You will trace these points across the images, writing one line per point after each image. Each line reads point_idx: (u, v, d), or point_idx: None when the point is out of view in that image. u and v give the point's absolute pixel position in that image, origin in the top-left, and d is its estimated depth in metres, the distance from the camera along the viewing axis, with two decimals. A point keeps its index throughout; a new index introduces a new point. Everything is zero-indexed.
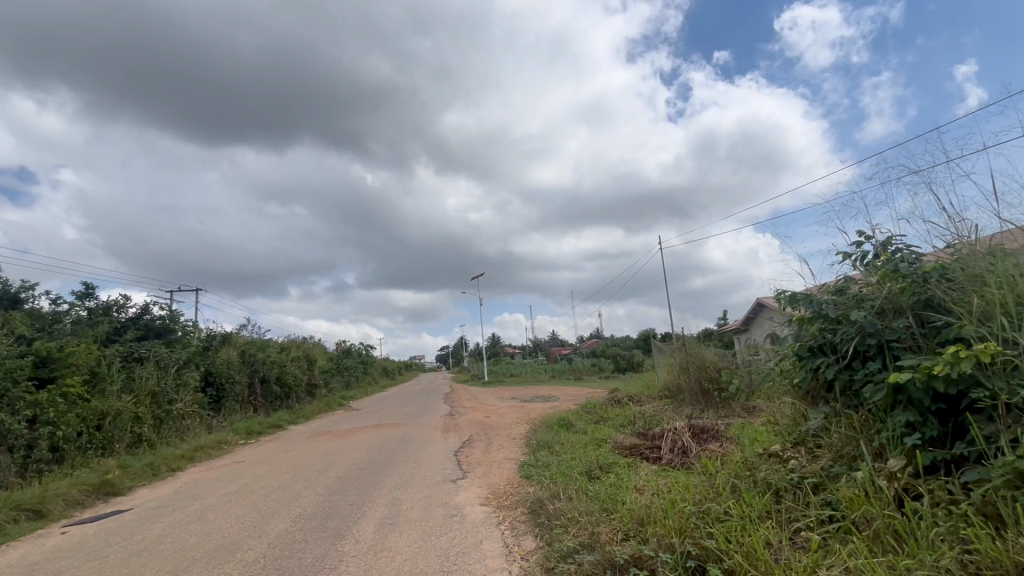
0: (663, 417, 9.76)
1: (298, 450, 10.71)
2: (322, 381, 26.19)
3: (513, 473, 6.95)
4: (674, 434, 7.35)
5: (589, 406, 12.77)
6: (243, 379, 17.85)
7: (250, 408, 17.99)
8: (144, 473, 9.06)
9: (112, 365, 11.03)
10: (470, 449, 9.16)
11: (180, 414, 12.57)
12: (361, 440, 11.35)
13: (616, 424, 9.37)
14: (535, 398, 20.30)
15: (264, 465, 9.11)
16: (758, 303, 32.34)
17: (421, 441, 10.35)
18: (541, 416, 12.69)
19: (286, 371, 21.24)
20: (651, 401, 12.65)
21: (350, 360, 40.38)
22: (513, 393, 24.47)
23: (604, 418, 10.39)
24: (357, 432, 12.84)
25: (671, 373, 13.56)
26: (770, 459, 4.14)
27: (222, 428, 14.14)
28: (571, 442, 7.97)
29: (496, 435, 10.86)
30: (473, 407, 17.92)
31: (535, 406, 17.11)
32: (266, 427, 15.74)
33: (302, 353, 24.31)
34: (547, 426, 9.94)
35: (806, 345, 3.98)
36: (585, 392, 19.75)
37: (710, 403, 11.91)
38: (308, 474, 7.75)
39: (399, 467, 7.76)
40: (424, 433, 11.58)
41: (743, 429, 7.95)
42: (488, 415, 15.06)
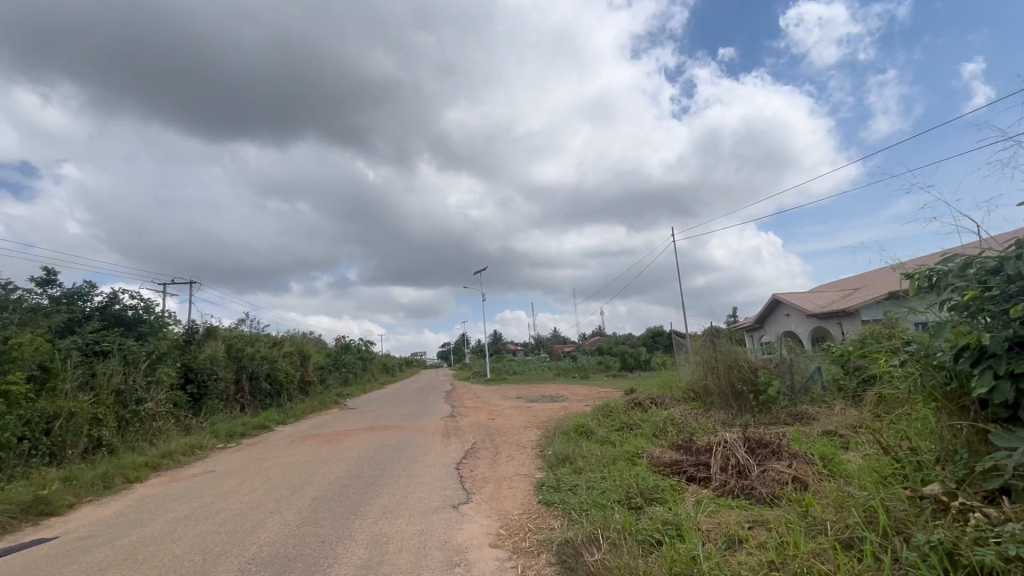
0: (697, 426, 8.42)
1: (279, 457, 9.41)
2: (317, 378, 24.84)
3: (528, 497, 5.64)
4: (726, 448, 6.02)
5: (607, 409, 11.45)
6: (229, 376, 16.57)
7: (236, 406, 16.71)
8: (95, 486, 7.79)
9: (68, 360, 9.77)
10: (475, 460, 7.84)
11: (150, 414, 11.29)
12: (351, 445, 10.04)
13: (645, 433, 8.03)
14: (542, 398, 18.89)
15: (236, 478, 7.82)
16: (775, 299, 30.84)
17: (419, 449, 9.03)
18: (553, 420, 11.32)
19: (276, 367, 19.93)
20: (675, 404, 11.31)
21: (348, 356, 39.03)
22: (518, 391, 23.08)
23: (628, 424, 9.05)
24: (349, 435, 11.54)
25: (697, 373, 12.18)
26: (927, 504, 2.83)
27: (200, 430, 12.86)
28: (597, 456, 6.65)
29: (503, 442, 9.53)
30: (477, 408, 16.56)
31: (544, 407, 15.73)
32: (251, 427, 14.44)
33: (295, 348, 23.00)
34: (562, 433, 8.64)
35: (993, 339, 2.67)
36: (597, 393, 18.40)
37: (745, 406, 10.53)
38: (280, 492, 6.44)
39: (390, 485, 6.43)
40: (423, 438, 10.25)
41: (803, 441, 6.63)
42: (493, 418, 13.73)
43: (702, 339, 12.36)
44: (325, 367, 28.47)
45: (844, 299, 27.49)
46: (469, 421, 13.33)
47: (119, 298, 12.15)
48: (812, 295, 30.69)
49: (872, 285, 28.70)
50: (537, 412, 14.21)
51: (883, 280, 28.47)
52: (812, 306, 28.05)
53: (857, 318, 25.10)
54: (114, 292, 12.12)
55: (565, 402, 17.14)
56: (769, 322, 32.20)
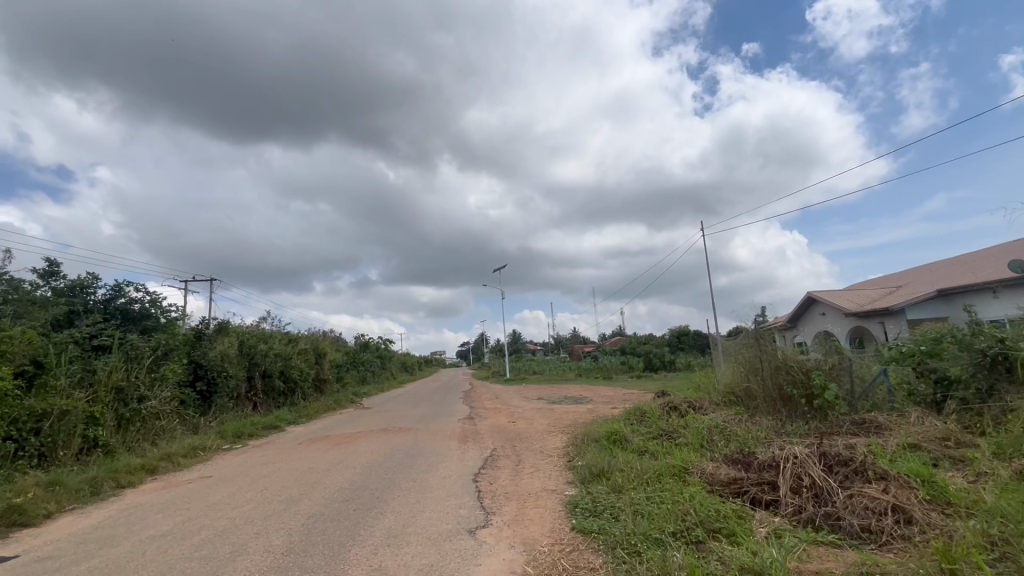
0: (749, 436, 7.39)
1: (283, 461, 8.67)
2: (332, 376, 24.32)
3: (559, 521, 4.73)
4: (796, 464, 5.00)
5: (640, 414, 10.46)
6: (240, 373, 16.06)
7: (248, 405, 16.20)
8: (81, 492, 7.13)
9: (63, 356, 9.20)
10: (495, 471, 6.94)
11: (153, 413, 10.70)
12: (361, 449, 9.25)
13: (689, 444, 7.02)
14: (565, 400, 17.92)
15: (231, 486, 7.08)
16: (809, 298, 29.24)
17: (433, 456, 8.18)
18: (580, 426, 10.38)
19: (290, 365, 19.40)
20: (715, 408, 10.26)
21: (366, 354, 38.65)
22: (539, 392, 22.15)
23: (666, 431, 8.06)
24: (359, 438, 10.77)
25: (740, 376, 11.08)
26: None
27: (207, 430, 12.29)
28: (639, 471, 5.70)
29: (526, 450, 8.64)
30: (496, 410, 15.68)
31: (567, 409, 14.77)
32: (261, 427, 13.84)
33: (311, 346, 22.50)
34: (593, 441, 7.70)
35: None
36: (623, 395, 17.37)
37: (796, 412, 9.42)
38: (273, 507, 5.65)
39: (396, 501, 5.58)
40: (438, 443, 9.40)
41: (884, 456, 5.57)
42: (514, 421, 12.83)
43: (745, 338, 11.23)
44: (342, 365, 27.98)
45: (886, 298, 25.82)
46: (487, 423, 12.48)
47: (123, 290, 11.63)
48: (850, 294, 29.03)
49: (915, 283, 26.95)
50: (560, 415, 13.28)
51: (928, 277, 26.69)
52: (850, 305, 26.42)
53: (902, 317, 23.48)
54: (118, 285, 11.60)
55: (590, 404, 16.15)
56: (803, 322, 30.58)
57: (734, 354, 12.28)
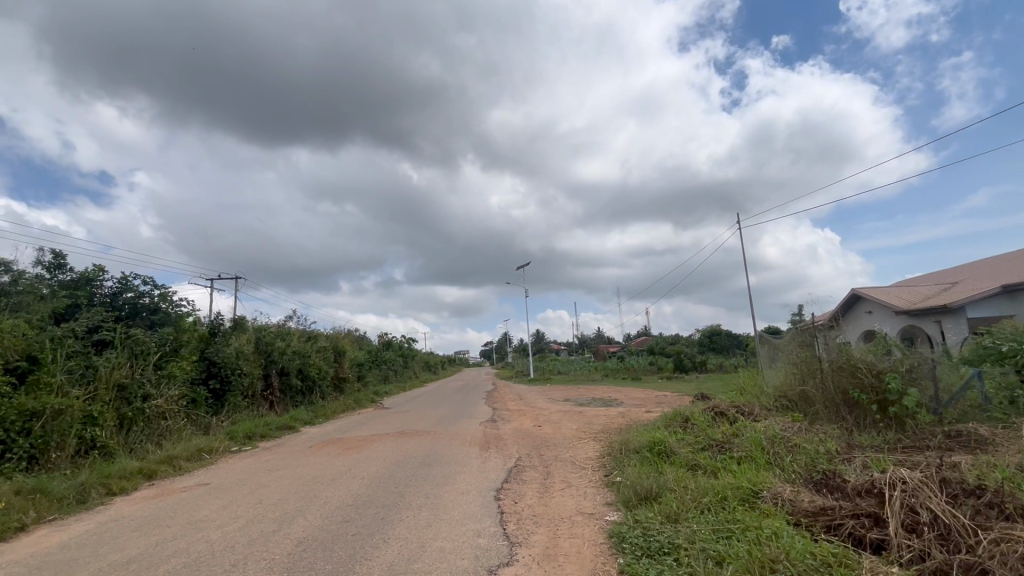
0: (821, 450, 6.24)
1: (287, 468, 7.88)
2: (353, 375, 23.82)
3: (602, 561, 3.75)
4: (907, 494, 3.90)
5: (681, 421, 9.35)
6: (256, 371, 15.57)
7: (263, 404, 15.68)
8: (64, 500, 6.47)
9: (60, 351, 8.63)
10: (520, 488, 5.98)
11: (159, 412, 10.12)
12: (373, 455, 8.41)
13: (750, 458, 5.93)
14: (594, 402, 16.85)
15: (224, 497, 6.30)
16: (854, 295, 27.39)
17: (450, 465, 7.28)
18: (614, 433, 9.33)
19: (309, 363, 18.88)
20: (768, 414, 9.09)
21: (388, 352, 38.21)
22: (565, 394, 21.10)
23: (718, 441, 6.96)
24: (373, 442, 9.95)
25: (796, 378, 9.90)
26: None
27: (217, 431, 11.70)
28: (696, 496, 4.66)
29: (555, 460, 7.66)
30: (520, 412, 14.76)
31: (597, 413, 13.73)
32: (275, 428, 13.22)
33: (331, 343, 21.99)
34: (632, 453, 6.68)
35: None
36: (656, 398, 16.21)
37: (866, 420, 8.18)
38: (262, 527, 4.81)
39: (402, 526, 4.66)
40: (457, 450, 8.50)
41: (1013, 482, 4.41)
42: (540, 425, 11.87)
43: (801, 337, 10.01)
44: (363, 363, 27.51)
45: (942, 295, 23.85)
46: (511, 427, 11.55)
47: (130, 283, 11.11)
48: (900, 290, 27.07)
49: (975, 279, 24.87)
50: (590, 419, 12.26)
51: (988, 274, 24.63)
52: (902, 303, 24.54)
53: (962, 316, 21.60)
54: (124, 278, 11.08)
55: (621, 407, 15.05)
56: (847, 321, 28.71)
57: (787, 355, 11.05)
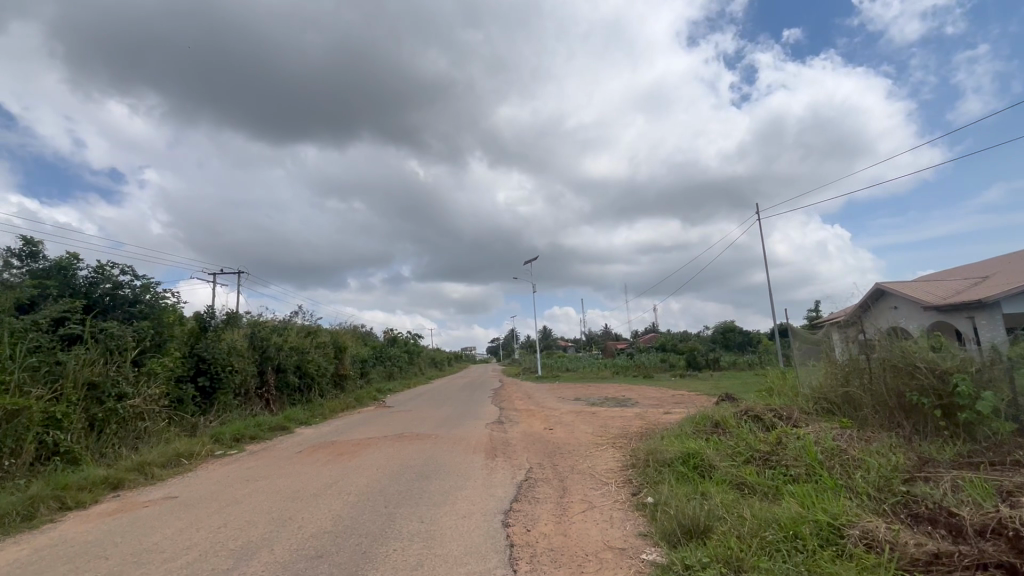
0: (891, 467, 5.23)
1: (267, 479, 6.98)
2: (355, 372, 22.97)
3: None
4: None
5: (711, 425, 8.37)
6: (249, 368, 14.80)
7: (258, 402, 14.90)
8: (5, 519, 5.59)
9: (20, 346, 7.77)
10: (532, 510, 5.03)
11: (137, 413, 9.28)
12: (365, 464, 7.50)
13: (810, 479, 4.93)
14: (607, 402, 15.86)
15: (187, 517, 5.40)
16: (878, 289, 26.15)
17: (451, 478, 6.34)
18: (634, 440, 8.36)
19: (307, 359, 18.06)
20: (811, 420, 8.07)
21: (393, 349, 37.39)
22: (575, 393, 20.12)
23: (763, 452, 5.98)
24: (367, 447, 9.04)
25: (839, 377, 8.89)
26: None
27: (202, 433, 10.89)
28: (758, 532, 3.68)
29: (572, 471, 6.70)
30: (529, 412, 13.82)
31: (612, 414, 12.74)
32: (267, 429, 12.38)
33: (331, 339, 21.17)
34: (665, 468, 5.71)
35: None
36: (674, 399, 15.18)
37: (927, 427, 7.18)
38: (217, 564, 3.90)
39: (387, 566, 3.72)
40: (460, 458, 7.57)
41: None
42: (551, 427, 10.93)
43: (846, 333, 8.98)
44: (366, 360, 26.70)
45: (973, 289, 22.61)
46: (520, 430, 10.60)
47: (107, 272, 10.27)
48: (926, 285, 25.81)
49: (1007, 272, 23.59)
50: (606, 422, 11.29)
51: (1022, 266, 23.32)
52: (930, 297, 23.27)
53: (997, 311, 20.38)
54: (101, 267, 10.24)
55: (636, 408, 14.05)
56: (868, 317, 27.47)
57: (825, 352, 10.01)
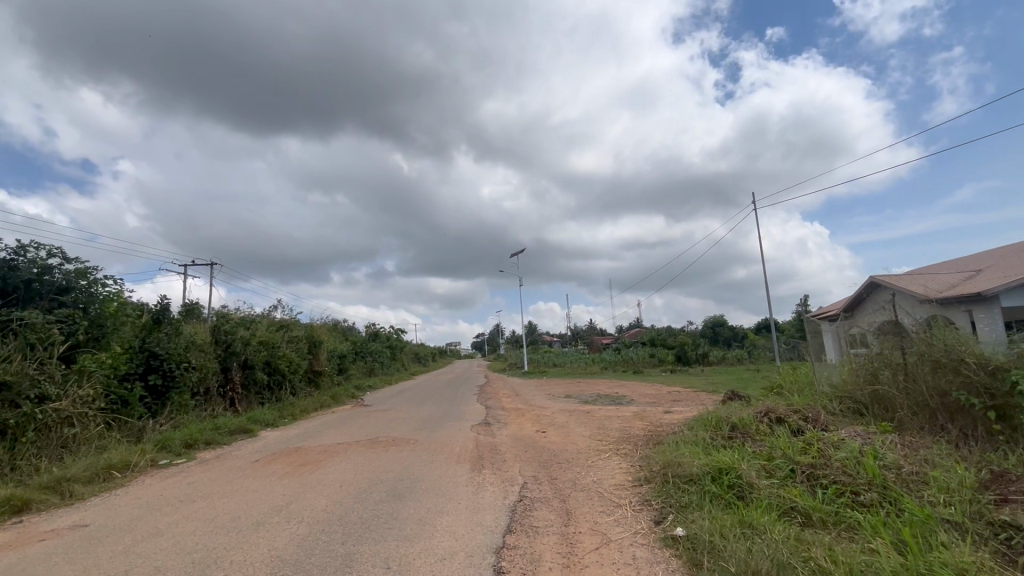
0: (973, 486, 4.26)
1: (207, 500, 5.74)
2: (331, 369, 21.59)
3: None
4: None
5: (728, 428, 7.37)
6: (210, 364, 13.42)
7: (220, 402, 13.54)
8: None
9: None
10: (531, 547, 3.95)
11: (63, 419, 7.96)
12: (329, 478, 6.34)
13: (884, 511, 3.89)
14: (600, 400, 14.88)
15: (84, 560, 4.17)
16: (872, 283, 25.64)
17: (429, 499, 5.22)
18: (642, 447, 7.32)
19: (278, 355, 16.70)
20: (841, 423, 7.12)
21: (374, 344, 35.96)
22: (565, 389, 19.11)
23: (806, 466, 4.97)
24: (335, 456, 7.83)
25: (867, 374, 7.96)
26: None
27: (148, 439, 9.58)
28: None
29: (574, 488, 5.63)
30: (518, 412, 12.73)
31: (608, 414, 11.72)
32: (227, 432, 11.07)
33: (306, 333, 19.81)
34: (692, 490, 4.67)
35: None
36: (672, 398, 14.21)
37: (977, 432, 6.27)
38: None
39: None
40: (441, 470, 6.45)
41: None
42: (544, 429, 9.87)
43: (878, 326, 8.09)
44: (345, 355, 25.36)
45: (968, 281, 22.19)
46: (509, 433, 9.51)
47: (32, 255, 8.88)
48: (920, 278, 25.37)
49: (1002, 265, 23.23)
50: (603, 424, 10.26)
51: (1017, 260, 22.96)
52: (927, 291, 22.77)
53: (996, 305, 19.97)
54: (24, 248, 8.84)
55: (633, 407, 13.05)
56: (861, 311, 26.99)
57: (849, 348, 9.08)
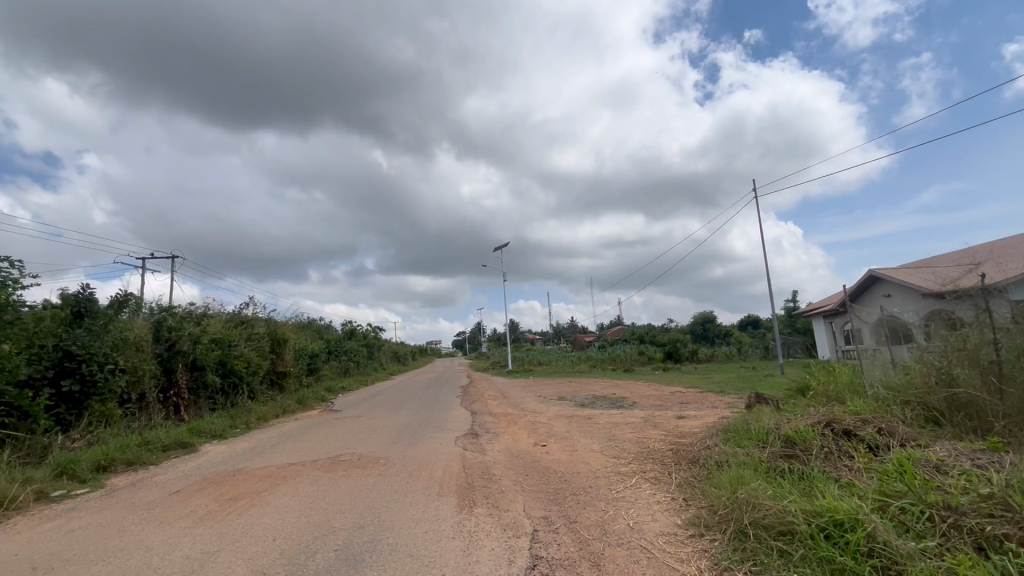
0: None
1: (74, 567, 3.94)
2: (299, 369, 19.62)
3: None
4: None
5: (781, 442, 5.82)
6: (146, 365, 11.43)
7: (159, 411, 11.56)
8: None
9: None
10: None
11: None
12: (262, 524, 4.59)
13: None
14: (599, 403, 13.28)
15: None
16: (870, 276, 24.65)
17: (396, 566, 3.54)
18: (677, 472, 5.71)
19: (233, 355, 14.68)
20: (926, 437, 5.63)
21: (350, 343, 33.95)
22: (557, 391, 17.50)
23: (952, 510, 3.40)
24: (281, 485, 6.00)
25: (939, 376, 6.53)
26: None
27: (47, 461, 7.63)
28: None
29: (604, 538, 4.00)
30: (509, 418, 11.06)
31: (613, 421, 10.13)
32: (158, 448, 9.15)
33: (269, 330, 17.77)
34: (799, 557, 3.10)
35: None
36: (680, 402, 12.69)
37: None
38: None
39: None
40: (416, 511, 4.75)
41: None
42: (544, 441, 8.23)
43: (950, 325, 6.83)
44: (316, 354, 23.33)
45: (971, 273, 21.34)
46: (502, 448, 7.84)
47: None
48: (919, 271, 24.46)
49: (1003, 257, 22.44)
50: (612, 434, 8.67)
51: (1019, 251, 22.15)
52: (929, 283, 21.80)
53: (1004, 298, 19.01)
54: None
55: (639, 412, 11.49)
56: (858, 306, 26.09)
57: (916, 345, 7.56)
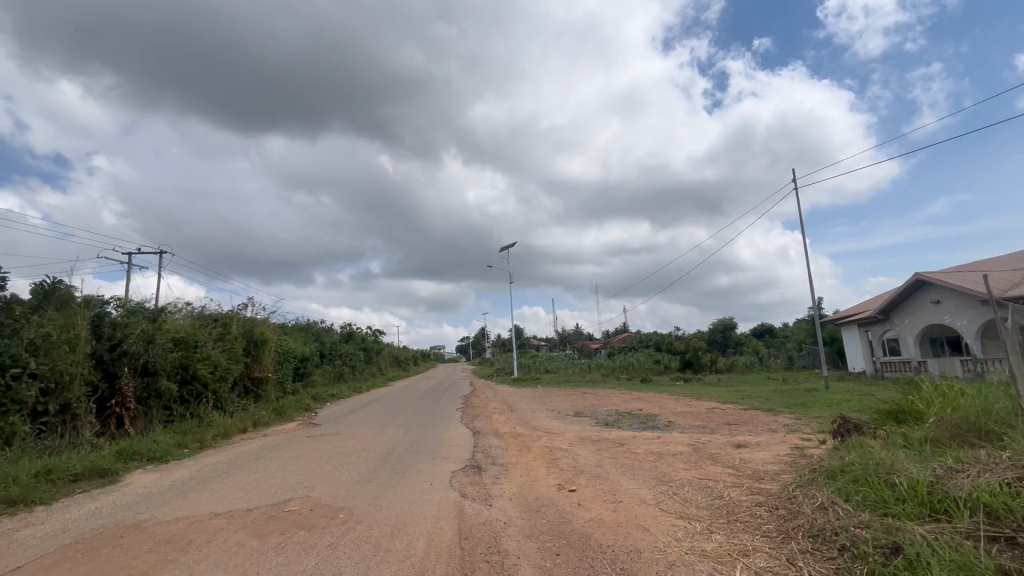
0: None
1: None
2: (282, 374, 17.46)
3: None
4: None
5: (976, 515, 3.58)
6: (77, 368, 9.28)
7: (91, 424, 9.43)
8: None
9: None
10: None
11: None
12: None
13: None
14: (628, 423, 11.02)
15: None
16: (917, 280, 22.06)
17: None
18: (807, 564, 3.47)
19: (197, 358, 12.55)
20: None
21: (347, 346, 31.76)
22: (572, 404, 15.23)
23: None
24: (172, 564, 3.82)
25: None
26: None
27: None
28: None
29: None
30: (519, 441, 8.86)
31: (653, 450, 7.90)
32: (65, 479, 7.02)
33: (247, 331, 15.63)
34: None
35: None
36: (727, 423, 10.42)
37: None
38: None
39: None
40: None
41: None
42: (571, 482, 6.02)
43: None
44: (305, 359, 21.15)
45: None
46: (513, 493, 5.63)
47: None
48: (971, 275, 22.01)
49: None
50: (660, 473, 6.44)
51: None
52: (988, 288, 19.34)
53: None
54: None
55: (681, 436, 9.24)
56: (899, 313, 23.72)
57: None
